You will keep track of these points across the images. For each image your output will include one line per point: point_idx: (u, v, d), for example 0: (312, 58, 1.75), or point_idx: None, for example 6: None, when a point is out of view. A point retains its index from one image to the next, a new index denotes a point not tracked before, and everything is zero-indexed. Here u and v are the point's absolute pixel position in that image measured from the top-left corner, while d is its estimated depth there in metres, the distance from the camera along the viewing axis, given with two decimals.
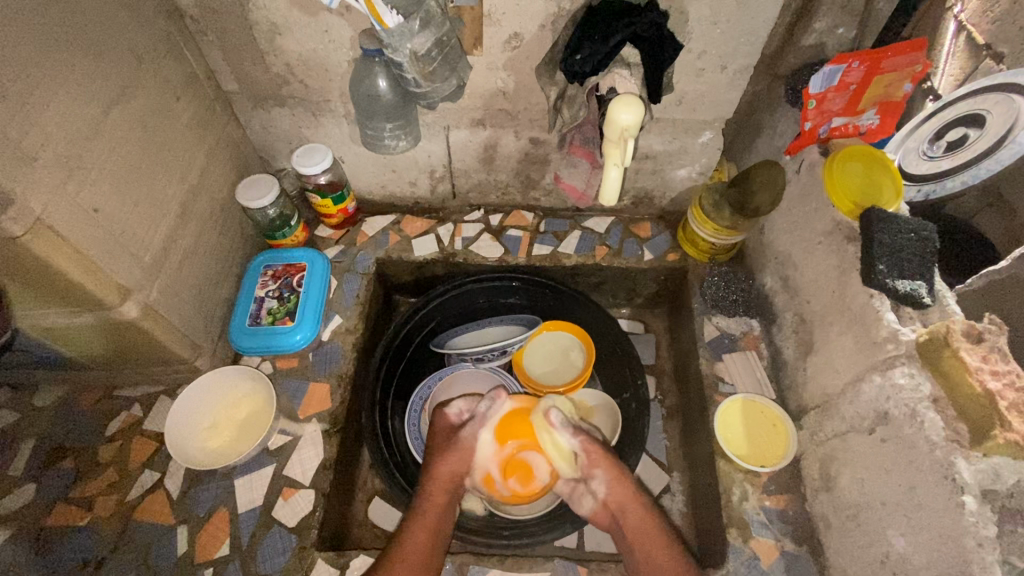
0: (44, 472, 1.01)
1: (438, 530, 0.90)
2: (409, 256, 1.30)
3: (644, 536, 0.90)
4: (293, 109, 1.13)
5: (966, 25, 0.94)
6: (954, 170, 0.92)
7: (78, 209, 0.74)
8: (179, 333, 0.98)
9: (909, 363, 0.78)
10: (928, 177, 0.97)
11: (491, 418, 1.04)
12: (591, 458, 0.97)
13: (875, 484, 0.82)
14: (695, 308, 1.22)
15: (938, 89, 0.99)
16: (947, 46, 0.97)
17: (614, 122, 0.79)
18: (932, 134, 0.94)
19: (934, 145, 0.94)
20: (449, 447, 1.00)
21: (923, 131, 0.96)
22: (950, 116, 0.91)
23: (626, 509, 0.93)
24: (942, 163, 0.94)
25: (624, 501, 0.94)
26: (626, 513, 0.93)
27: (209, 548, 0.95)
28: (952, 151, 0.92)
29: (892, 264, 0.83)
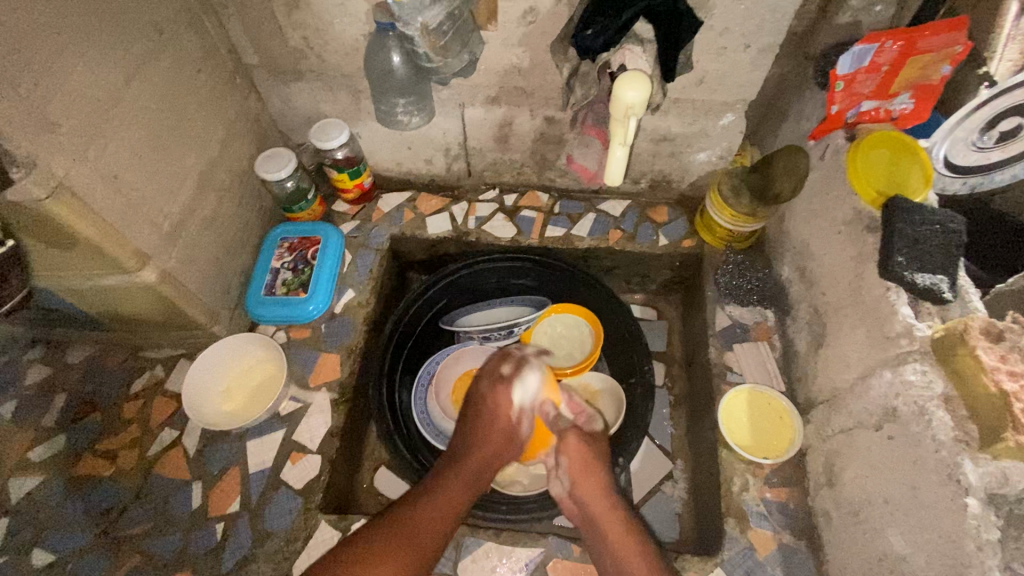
0: (74, 425, 1.08)
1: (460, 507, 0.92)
2: (422, 234, 1.31)
3: (609, 531, 0.89)
4: (311, 84, 1.15)
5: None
6: (1008, 159, 0.89)
7: (99, 175, 0.77)
8: (197, 300, 1.02)
9: (923, 359, 0.75)
10: (975, 169, 0.91)
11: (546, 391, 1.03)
12: (567, 451, 0.95)
13: (878, 481, 0.80)
14: (707, 296, 1.19)
15: (994, 76, 0.88)
16: (1009, 26, 0.84)
17: (618, 100, 0.75)
18: (983, 124, 0.85)
19: (985, 136, 0.87)
20: (499, 412, 1.00)
21: (972, 122, 0.86)
22: (1004, 106, 0.83)
23: (597, 506, 0.91)
24: (991, 155, 0.89)
25: (599, 499, 0.92)
26: (598, 507, 0.91)
27: (221, 504, 0.99)
28: (1004, 142, 0.87)
29: (912, 257, 0.80)
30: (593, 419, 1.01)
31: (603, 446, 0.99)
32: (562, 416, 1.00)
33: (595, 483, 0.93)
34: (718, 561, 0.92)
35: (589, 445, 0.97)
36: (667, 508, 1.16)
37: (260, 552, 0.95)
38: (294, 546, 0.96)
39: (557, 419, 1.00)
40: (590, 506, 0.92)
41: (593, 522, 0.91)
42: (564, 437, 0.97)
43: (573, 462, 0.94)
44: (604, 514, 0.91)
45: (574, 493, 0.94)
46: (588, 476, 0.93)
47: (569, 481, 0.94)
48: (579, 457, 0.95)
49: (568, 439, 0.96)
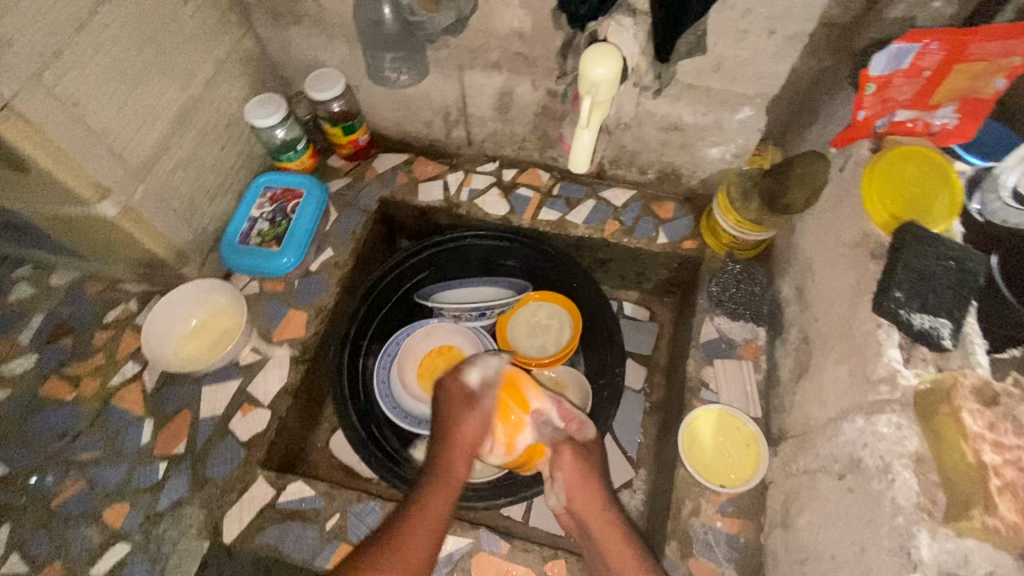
0: (47, 346, 1.11)
1: (451, 530, 0.81)
2: (413, 200, 1.26)
3: (609, 545, 0.83)
4: (309, 30, 1.10)
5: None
6: None
7: (54, 101, 0.75)
8: (166, 239, 1.01)
9: (900, 411, 0.66)
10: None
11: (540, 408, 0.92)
12: (560, 466, 0.90)
13: (829, 533, 0.72)
14: (697, 304, 1.11)
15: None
16: None
17: (585, 76, 0.66)
18: None
19: None
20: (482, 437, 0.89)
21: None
22: None
23: (594, 521, 0.87)
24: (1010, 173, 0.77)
25: (593, 512, 0.87)
26: (592, 520, 0.87)
27: (168, 444, 1.00)
28: None
29: (913, 294, 0.70)
30: (585, 427, 0.95)
31: (597, 457, 0.94)
32: (552, 427, 0.92)
33: (592, 495, 0.88)
34: None
35: (584, 456, 0.92)
36: None
37: (196, 497, 0.96)
38: (228, 496, 0.96)
39: (548, 433, 0.92)
40: (585, 515, 0.88)
41: (591, 539, 0.86)
42: (557, 451, 0.91)
43: (568, 476, 0.89)
44: (599, 527, 0.86)
45: (570, 508, 0.90)
46: (587, 488, 0.88)
47: (564, 496, 0.90)
48: (577, 467, 0.90)
49: (562, 453, 0.91)
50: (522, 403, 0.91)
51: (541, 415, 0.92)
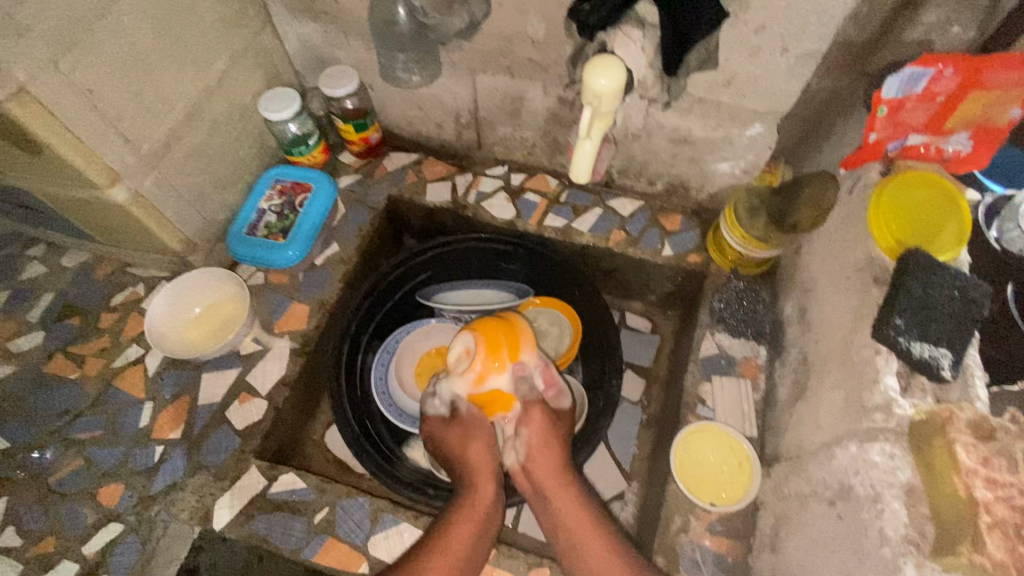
0: (54, 325, 1.13)
1: (479, 545, 0.83)
2: (420, 200, 1.27)
3: (571, 523, 0.85)
4: (326, 27, 1.11)
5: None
6: None
7: (71, 88, 0.76)
8: (176, 227, 1.03)
9: (894, 440, 0.65)
10: None
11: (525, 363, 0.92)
12: (528, 423, 0.91)
13: (816, 559, 0.71)
14: (699, 319, 1.10)
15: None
16: None
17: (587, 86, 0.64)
18: None
19: None
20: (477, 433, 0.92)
21: None
22: None
23: (552, 488, 0.88)
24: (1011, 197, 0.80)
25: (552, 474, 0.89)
26: (549, 487, 0.88)
27: (165, 428, 1.02)
28: None
29: (915, 322, 0.69)
30: (561, 396, 0.96)
31: (565, 424, 0.95)
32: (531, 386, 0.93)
33: (551, 460, 0.90)
34: None
35: (551, 421, 0.93)
36: None
37: (189, 482, 0.97)
38: (221, 484, 0.97)
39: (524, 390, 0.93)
40: (543, 480, 0.89)
41: (547, 499, 0.88)
42: (528, 408, 0.92)
43: (533, 434, 0.91)
44: (558, 494, 0.87)
45: (528, 470, 0.91)
46: (549, 454, 0.90)
47: (523, 456, 0.91)
48: (545, 432, 0.91)
49: (533, 412, 0.92)
50: (516, 350, 0.92)
51: (524, 370, 0.92)
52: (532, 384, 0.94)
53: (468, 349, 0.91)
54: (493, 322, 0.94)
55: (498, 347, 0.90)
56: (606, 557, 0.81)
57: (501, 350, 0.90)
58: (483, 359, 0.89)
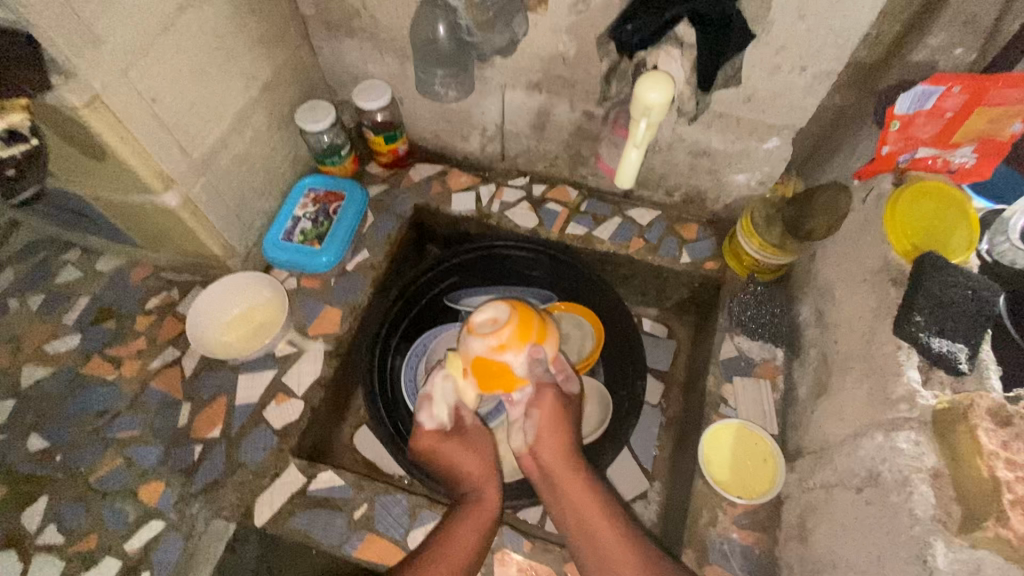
0: (89, 327, 1.16)
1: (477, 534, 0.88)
2: (445, 209, 1.32)
3: (581, 506, 0.90)
4: (362, 43, 1.16)
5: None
6: None
7: (137, 96, 0.80)
8: (218, 232, 1.06)
9: (919, 429, 0.70)
10: None
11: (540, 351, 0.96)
12: (539, 405, 0.97)
13: (846, 544, 0.76)
14: (718, 323, 1.15)
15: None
16: None
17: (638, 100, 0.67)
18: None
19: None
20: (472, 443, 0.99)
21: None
22: None
23: (562, 470, 0.94)
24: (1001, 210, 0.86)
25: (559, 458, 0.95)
26: (558, 471, 0.94)
27: (204, 427, 1.04)
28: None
29: (934, 318, 0.74)
30: (569, 382, 1.01)
31: (574, 409, 1.00)
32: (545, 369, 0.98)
33: (559, 443, 0.96)
34: None
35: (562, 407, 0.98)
36: None
37: (229, 480, 0.99)
38: (261, 481, 0.99)
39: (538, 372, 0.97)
40: (551, 464, 0.95)
41: (556, 484, 0.94)
42: (540, 390, 0.97)
43: (544, 418, 0.96)
44: (566, 475, 0.94)
45: (537, 452, 0.96)
46: (558, 440, 0.96)
47: (534, 438, 0.96)
48: (556, 418, 0.97)
49: (544, 394, 0.97)
50: (542, 336, 0.96)
51: (540, 356, 0.96)
52: (543, 369, 0.97)
53: (497, 319, 0.93)
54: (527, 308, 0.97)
55: (525, 329, 0.93)
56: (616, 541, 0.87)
57: (526, 333, 0.93)
58: (510, 332, 0.91)
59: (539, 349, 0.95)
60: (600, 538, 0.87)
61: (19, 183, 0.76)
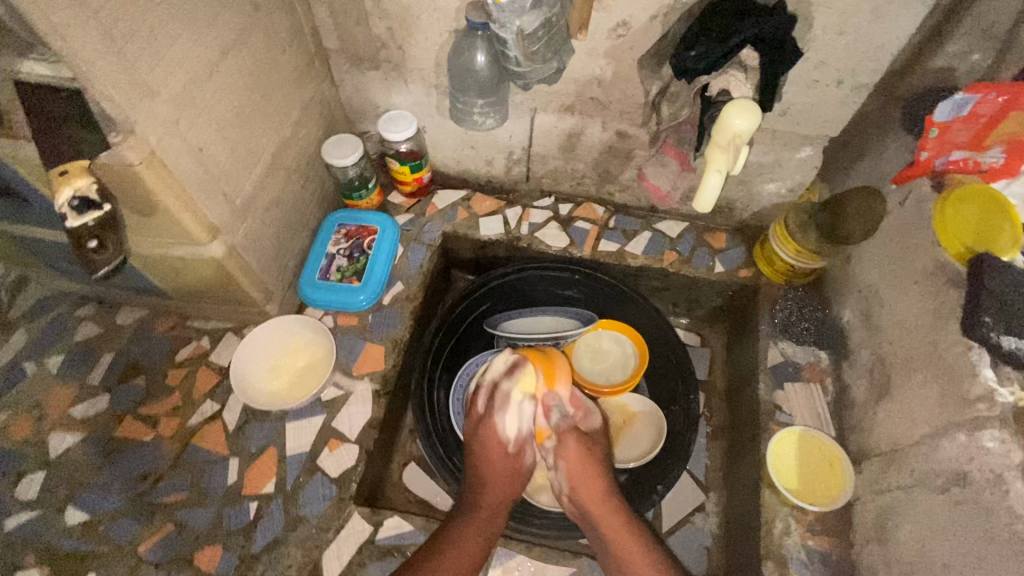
0: (118, 386, 1.09)
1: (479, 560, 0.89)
2: (474, 234, 1.29)
3: (615, 544, 0.90)
4: (387, 74, 1.14)
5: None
6: None
7: (186, 146, 0.77)
8: (256, 277, 1.03)
9: (1002, 427, 0.72)
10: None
11: (556, 395, 1.02)
12: (563, 451, 0.99)
13: (937, 545, 0.77)
14: (760, 330, 1.17)
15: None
16: None
17: (724, 125, 0.79)
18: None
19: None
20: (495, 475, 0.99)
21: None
22: None
23: (595, 506, 0.95)
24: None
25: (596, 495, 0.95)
26: (596, 509, 0.94)
27: (256, 483, 0.99)
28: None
29: (1001, 318, 0.75)
30: (590, 416, 1.05)
31: (602, 449, 1.02)
32: (563, 412, 1.02)
33: (592, 482, 0.96)
34: None
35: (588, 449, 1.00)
36: (696, 541, 1.14)
37: (291, 536, 0.95)
38: (325, 535, 0.95)
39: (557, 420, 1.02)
40: (585, 505, 0.96)
41: (595, 524, 0.94)
42: (563, 438, 1.00)
43: (570, 463, 0.98)
44: (604, 513, 0.94)
45: (574, 496, 0.97)
46: (591, 482, 0.96)
47: (568, 484, 0.98)
48: (583, 460, 0.98)
49: (567, 439, 1.00)
50: (551, 380, 1.01)
51: (555, 399, 1.02)
52: (562, 411, 1.02)
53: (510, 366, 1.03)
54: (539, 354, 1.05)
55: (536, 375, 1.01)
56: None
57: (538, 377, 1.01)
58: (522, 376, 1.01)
59: (551, 393, 1.01)
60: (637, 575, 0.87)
61: (99, 254, 0.72)
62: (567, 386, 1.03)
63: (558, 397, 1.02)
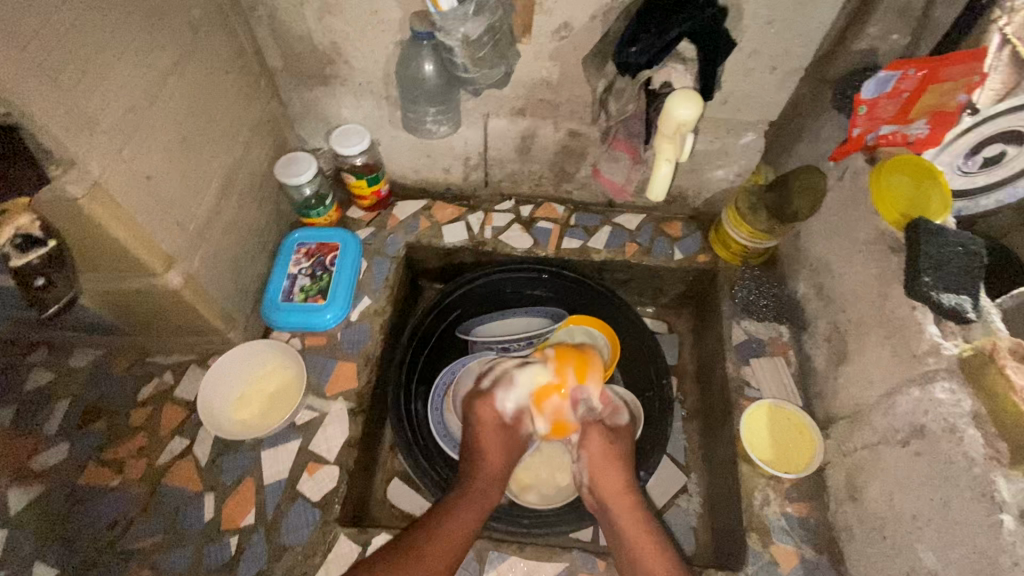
0: (77, 433, 1.04)
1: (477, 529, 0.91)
2: (438, 242, 1.29)
3: (627, 529, 0.93)
4: (335, 90, 1.14)
5: (1012, 38, 0.79)
6: (990, 187, 0.91)
7: (131, 176, 0.75)
8: (216, 304, 1.00)
9: (950, 378, 0.77)
10: (962, 193, 0.93)
11: (585, 392, 1.06)
12: (587, 442, 1.03)
13: (905, 496, 0.81)
14: (723, 310, 1.21)
15: (976, 104, 0.86)
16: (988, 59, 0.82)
17: (671, 116, 0.81)
18: (969, 148, 0.89)
19: (970, 160, 0.90)
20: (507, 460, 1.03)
21: (959, 145, 0.89)
22: (990, 131, 0.86)
23: (609, 493, 0.98)
24: (976, 180, 0.91)
25: (615, 491, 0.98)
26: (615, 501, 0.97)
27: (235, 516, 0.96)
28: (988, 168, 0.89)
29: (938, 278, 0.80)
30: (618, 414, 1.08)
31: (625, 443, 1.04)
32: (590, 408, 1.06)
33: (612, 477, 0.99)
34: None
35: (611, 441, 1.03)
36: (683, 522, 1.17)
37: (276, 566, 0.92)
38: (312, 560, 0.93)
39: (584, 413, 1.06)
40: (604, 494, 0.99)
41: (610, 511, 0.97)
42: (587, 429, 1.04)
43: (593, 454, 1.01)
44: (622, 508, 0.96)
45: (594, 487, 1.00)
46: (609, 472, 0.99)
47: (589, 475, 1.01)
48: (606, 451, 1.01)
49: (591, 431, 1.04)
50: (581, 378, 1.06)
51: (584, 396, 1.06)
52: (589, 407, 1.06)
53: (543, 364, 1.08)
54: (571, 352, 1.10)
55: (569, 373, 1.06)
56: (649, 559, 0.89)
57: (571, 376, 1.06)
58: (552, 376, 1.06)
59: (580, 389, 1.06)
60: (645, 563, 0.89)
61: (46, 292, 0.70)
62: (597, 383, 1.07)
63: (586, 394, 1.06)
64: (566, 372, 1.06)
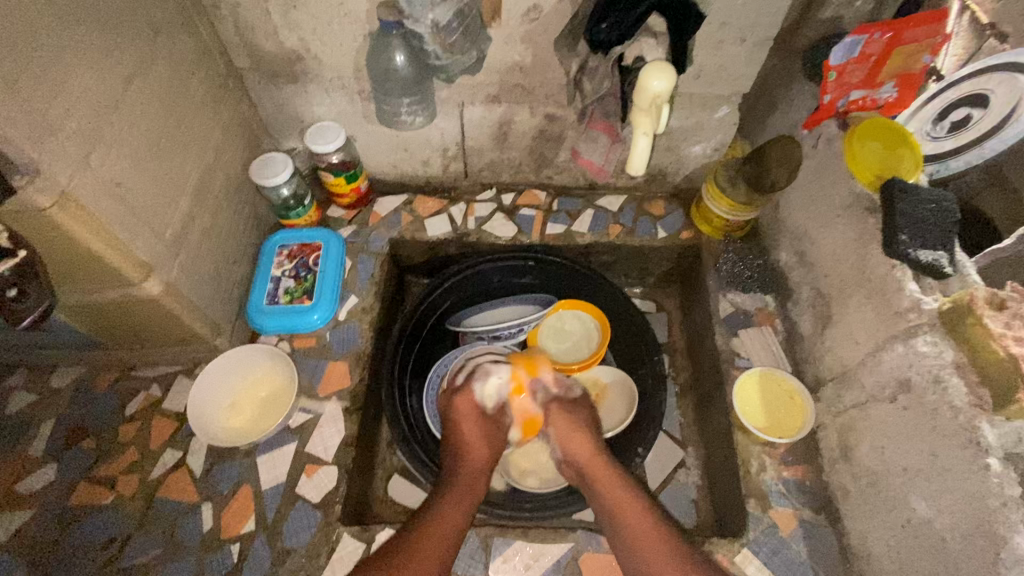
0: (65, 453, 1.01)
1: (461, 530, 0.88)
2: (422, 236, 1.28)
3: (608, 492, 0.92)
4: (306, 87, 1.12)
5: (971, 5, 0.87)
6: (959, 149, 0.88)
7: (102, 183, 0.74)
8: (199, 312, 0.99)
9: (932, 331, 0.78)
10: (933, 159, 0.92)
11: (540, 385, 1.07)
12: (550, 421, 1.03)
13: (896, 450, 0.83)
14: (709, 285, 1.22)
15: (940, 70, 0.92)
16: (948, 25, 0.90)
17: (645, 89, 0.82)
18: (936, 114, 0.91)
19: (938, 125, 0.91)
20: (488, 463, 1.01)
21: (926, 112, 0.92)
22: (951, 98, 0.88)
23: (586, 463, 0.97)
24: (946, 144, 0.90)
25: (593, 459, 0.97)
26: (590, 467, 0.96)
27: (234, 524, 0.95)
28: (955, 131, 0.88)
29: (914, 234, 0.81)
30: (572, 389, 1.09)
31: (585, 412, 1.05)
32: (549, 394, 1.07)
33: (582, 446, 0.99)
34: (743, 541, 0.95)
35: (572, 413, 1.04)
36: (683, 495, 1.18)
37: (280, 571, 0.91)
38: (316, 562, 0.92)
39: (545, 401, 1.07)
40: (583, 464, 0.98)
41: (592, 479, 0.96)
42: (549, 412, 1.04)
43: (559, 429, 1.02)
44: (600, 473, 0.95)
45: (570, 460, 1.00)
46: (578, 443, 0.99)
47: (563, 450, 1.01)
48: (570, 424, 1.02)
49: (552, 411, 1.04)
50: (533, 371, 1.08)
51: (539, 386, 1.07)
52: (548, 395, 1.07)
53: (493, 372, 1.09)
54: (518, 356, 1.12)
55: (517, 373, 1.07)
56: (635, 515, 0.87)
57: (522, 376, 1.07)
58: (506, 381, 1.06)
59: (534, 382, 1.07)
60: (632, 523, 0.87)
61: (21, 301, 0.66)
62: (549, 371, 1.09)
63: (542, 386, 1.07)
64: (519, 371, 1.07)
